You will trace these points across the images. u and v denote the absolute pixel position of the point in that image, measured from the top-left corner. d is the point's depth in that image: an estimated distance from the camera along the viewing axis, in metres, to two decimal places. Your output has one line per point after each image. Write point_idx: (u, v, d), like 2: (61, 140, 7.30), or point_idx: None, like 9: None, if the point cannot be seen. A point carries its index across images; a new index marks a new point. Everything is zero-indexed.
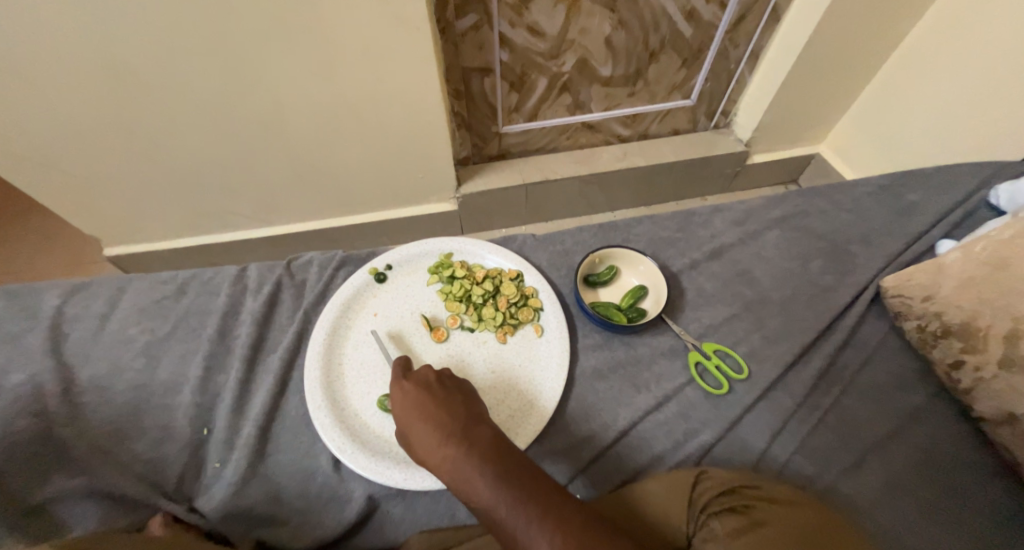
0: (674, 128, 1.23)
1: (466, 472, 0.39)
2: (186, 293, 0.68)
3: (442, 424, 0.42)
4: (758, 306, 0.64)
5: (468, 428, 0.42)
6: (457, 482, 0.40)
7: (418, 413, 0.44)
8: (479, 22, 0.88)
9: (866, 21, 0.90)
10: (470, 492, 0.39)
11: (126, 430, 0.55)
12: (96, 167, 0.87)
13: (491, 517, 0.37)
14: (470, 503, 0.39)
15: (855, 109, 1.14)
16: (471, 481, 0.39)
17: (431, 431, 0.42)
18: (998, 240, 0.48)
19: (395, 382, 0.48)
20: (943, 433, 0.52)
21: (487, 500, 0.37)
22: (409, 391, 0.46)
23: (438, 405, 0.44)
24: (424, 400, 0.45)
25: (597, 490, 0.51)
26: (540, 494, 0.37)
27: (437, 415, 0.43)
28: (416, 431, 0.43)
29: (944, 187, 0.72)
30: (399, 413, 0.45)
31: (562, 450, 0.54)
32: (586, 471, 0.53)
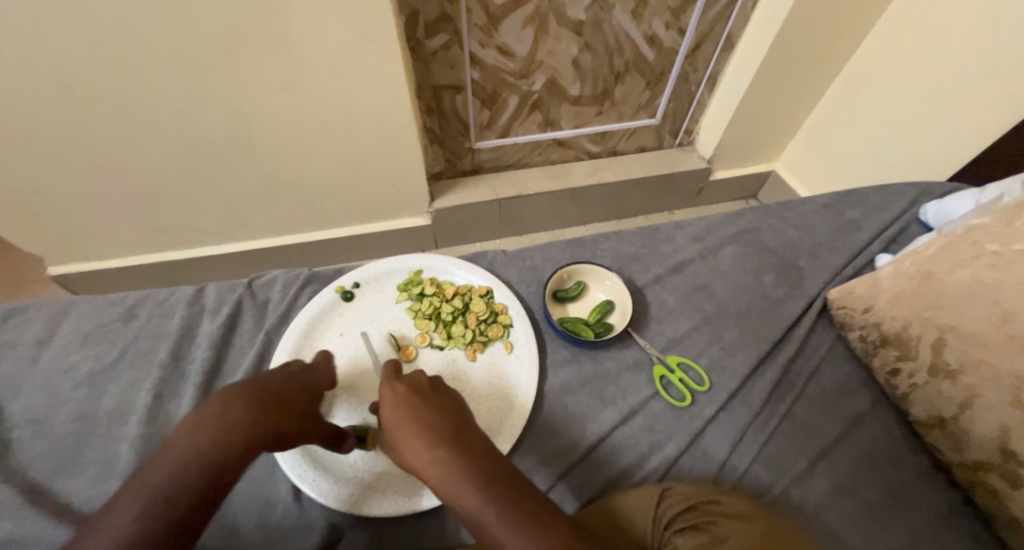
0: (640, 145, 1.27)
1: (457, 476, 0.38)
2: (137, 315, 0.65)
3: (434, 428, 0.41)
4: (717, 319, 0.67)
5: (459, 432, 0.42)
6: (444, 486, 0.38)
7: (408, 415, 0.43)
8: (448, 42, 0.89)
9: (808, 50, 0.98)
10: (458, 497, 0.38)
11: (64, 466, 0.53)
12: (42, 183, 0.83)
13: (477, 524, 0.37)
14: (455, 509, 0.38)
15: (804, 130, 1.22)
16: (460, 487, 0.38)
17: (422, 433, 0.41)
18: (924, 256, 0.53)
19: (383, 383, 0.47)
20: (886, 436, 0.56)
21: (477, 506, 0.37)
22: (400, 392, 0.45)
23: (430, 408, 0.43)
24: (416, 402, 0.44)
25: (577, 497, 0.52)
26: (530, 505, 0.37)
27: (429, 418, 0.42)
28: (404, 433, 0.42)
29: (881, 204, 0.78)
30: (387, 413, 0.44)
31: (540, 460, 0.55)
32: (566, 478, 0.54)
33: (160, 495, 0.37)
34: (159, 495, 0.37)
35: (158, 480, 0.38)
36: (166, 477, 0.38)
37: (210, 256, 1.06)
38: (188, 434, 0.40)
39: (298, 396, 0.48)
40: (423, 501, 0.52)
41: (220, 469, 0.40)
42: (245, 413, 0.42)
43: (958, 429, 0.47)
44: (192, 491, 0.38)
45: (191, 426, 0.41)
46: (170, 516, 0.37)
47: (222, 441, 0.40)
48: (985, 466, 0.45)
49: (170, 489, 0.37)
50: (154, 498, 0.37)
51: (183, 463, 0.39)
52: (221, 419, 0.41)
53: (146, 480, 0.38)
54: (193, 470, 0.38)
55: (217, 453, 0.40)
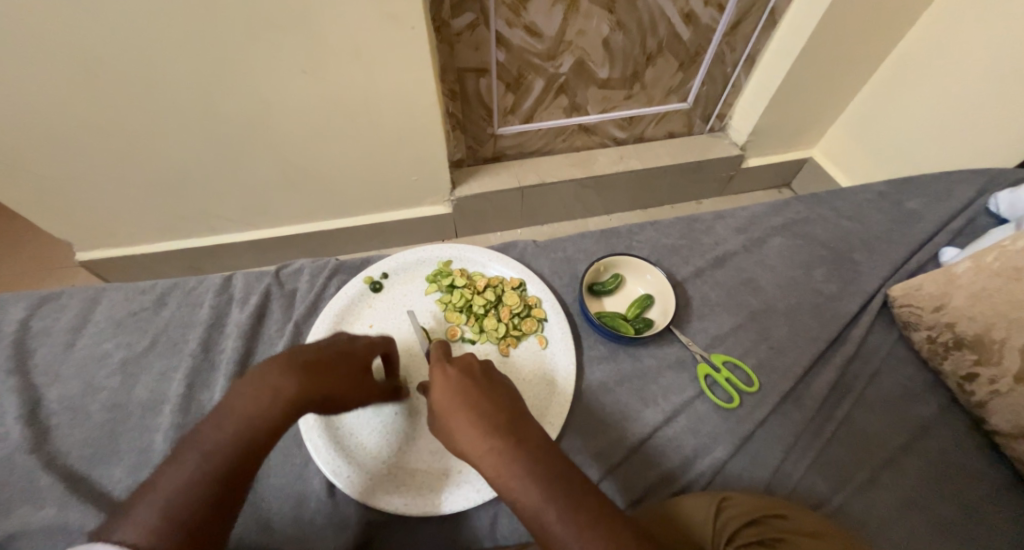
0: (671, 131, 1.22)
1: (515, 471, 0.36)
2: (166, 304, 0.64)
3: (489, 415, 0.39)
4: (765, 316, 0.63)
5: (514, 421, 0.39)
6: (500, 479, 0.36)
7: (460, 400, 0.40)
8: (475, 22, 0.85)
9: (861, 28, 0.91)
10: (517, 493, 0.35)
11: (100, 456, 0.52)
12: (67, 170, 0.82)
13: (536, 523, 0.35)
14: (513, 503, 0.36)
15: (846, 115, 1.14)
16: (519, 481, 0.35)
17: (477, 419, 0.38)
18: (1012, 251, 0.49)
19: (433, 364, 0.44)
20: (955, 446, 0.52)
21: (537, 503, 0.35)
22: (451, 375, 0.42)
23: (483, 393, 0.40)
24: (468, 387, 0.41)
25: (627, 493, 0.50)
26: (593, 507, 0.35)
27: (483, 403, 0.40)
28: (457, 418, 0.39)
29: (942, 195, 0.72)
30: (438, 397, 0.41)
31: (585, 455, 0.53)
32: (614, 473, 0.51)
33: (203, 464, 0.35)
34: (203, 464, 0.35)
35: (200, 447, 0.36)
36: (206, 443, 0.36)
37: (232, 243, 1.06)
38: (224, 401, 0.38)
39: (332, 359, 0.44)
40: (457, 501, 0.50)
41: (257, 440, 0.37)
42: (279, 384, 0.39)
43: None
44: (232, 462, 0.35)
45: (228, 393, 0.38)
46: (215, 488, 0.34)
47: (258, 405, 0.37)
48: None
49: (210, 459, 0.35)
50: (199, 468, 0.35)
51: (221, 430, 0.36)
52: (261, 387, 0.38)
53: (188, 449, 0.36)
54: (230, 440, 0.36)
55: (255, 420, 0.37)
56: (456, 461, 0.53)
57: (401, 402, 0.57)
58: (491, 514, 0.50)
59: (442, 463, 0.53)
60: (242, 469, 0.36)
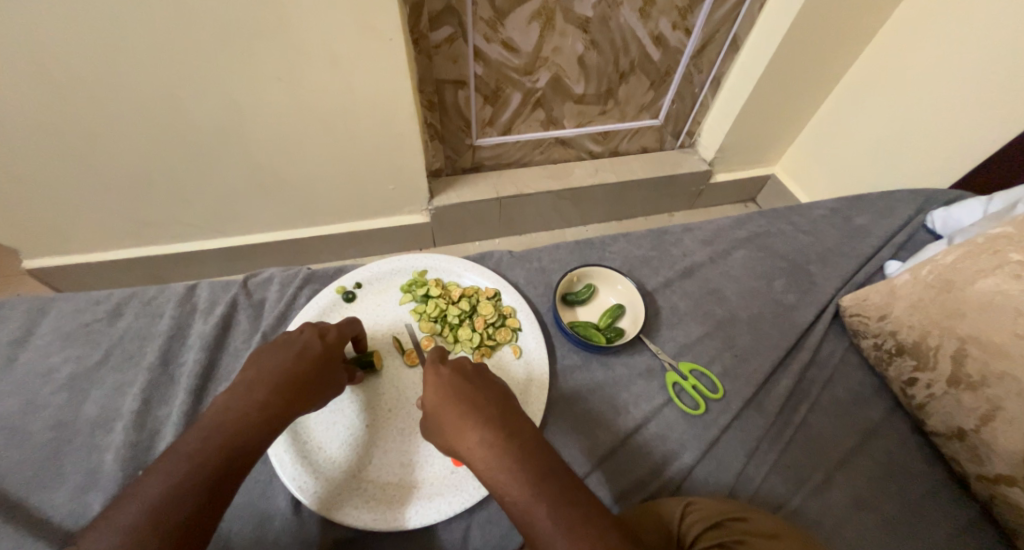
0: (643, 146, 1.26)
1: (506, 465, 0.37)
2: (123, 314, 0.62)
3: (481, 410, 0.41)
4: (729, 324, 0.66)
5: (507, 418, 0.41)
6: (491, 473, 0.38)
7: (454, 397, 0.42)
8: (453, 35, 0.87)
9: (813, 55, 0.98)
10: (506, 486, 0.37)
11: (41, 477, 0.49)
12: (17, 174, 0.78)
13: (526, 519, 0.36)
14: (503, 499, 0.37)
15: (803, 136, 1.22)
16: (508, 474, 0.37)
17: (468, 414, 0.41)
18: (943, 264, 0.53)
19: (428, 365, 0.46)
20: (900, 447, 0.56)
21: (527, 499, 0.36)
22: (441, 374, 0.44)
23: (476, 392, 0.43)
24: (462, 385, 0.43)
25: (609, 489, 0.52)
26: (581, 504, 0.36)
27: (474, 400, 0.42)
28: (449, 415, 0.41)
29: (888, 212, 0.78)
30: (431, 394, 0.43)
31: (567, 456, 0.54)
32: (599, 470, 0.53)
33: (186, 471, 0.37)
34: (185, 470, 0.38)
35: (185, 456, 0.39)
36: (190, 452, 0.39)
37: (198, 251, 1.02)
38: (209, 417, 0.42)
39: (301, 367, 0.48)
40: (427, 514, 0.49)
41: (240, 448, 0.41)
42: (261, 399, 0.44)
43: (979, 441, 0.48)
44: (215, 467, 0.39)
45: (213, 410, 0.43)
46: (198, 492, 0.37)
47: (244, 420, 0.42)
48: (1007, 480, 0.46)
49: (193, 466, 0.38)
50: (181, 475, 0.37)
51: (205, 441, 0.40)
52: (248, 403, 0.43)
53: (172, 460, 0.38)
54: (215, 448, 0.40)
55: (236, 431, 0.41)
56: (428, 474, 0.53)
57: (373, 414, 0.57)
58: (461, 529, 0.50)
59: (413, 476, 0.53)
60: (225, 474, 0.39)
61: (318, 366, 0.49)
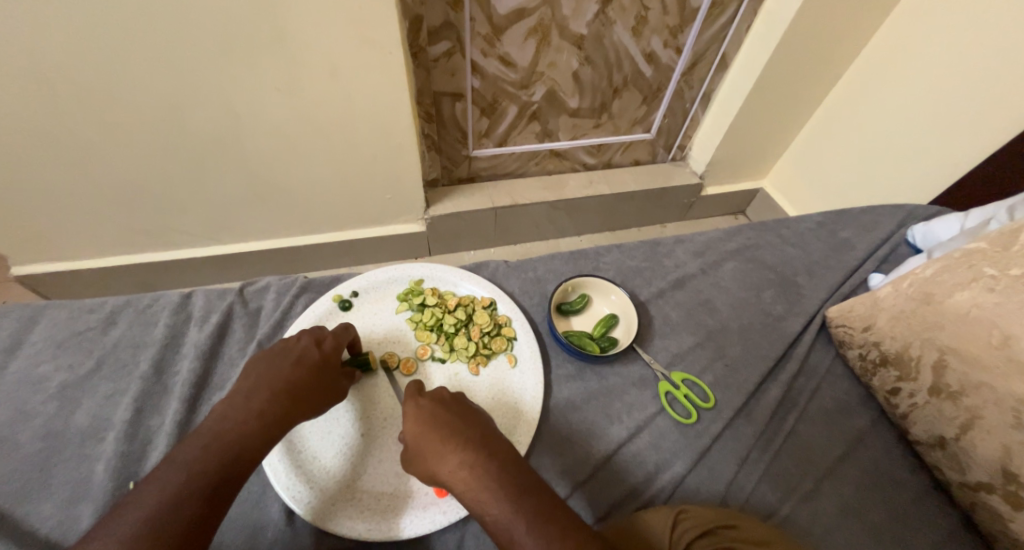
0: (636, 159, 1.29)
1: (487, 485, 0.38)
2: (116, 323, 0.62)
3: (461, 433, 0.42)
4: (720, 334, 0.68)
5: (487, 439, 0.42)
6: (473, 493, 0.39)
7: (434, 423, 0.43)
8: (451, 50, 0.89)
9: (797, 75, 1.02)
10: (486, 505, 0.38)
11: (30, 488, 0.49)
12: (10, 181, 0.78)
13: (508, 537, 0.36)
14: (485, 519, 0.38)
15: (790, 151, 1.25)
16: (489, 494, 0.38)
17: (449, 437, 0.42)
18: (922, 277, 0.55)
19: (407, 396, 0.48)
20: (886, 456, 0.58)
21: (507, 516, 0.37)
22: (421, 403, 0.46)
23: (455, 416, 0.44)
24: (441, 412, 0.44)
25: (595, 506, 0.52)
26: (562, 520, 0.37)
27: (455, 424, 0.43)
28: (430, 440, 0.42)
29: (871, 225, 0.81)
30: (410, 425, 0.44)
31: (555, 470, 0.54)
32: (584, 487, 0.53)
33: (183, 479, 0.38)
34: (183, 478, 0.38)
35: (182, 465, 0.39)
36: (188, 461, 0.39)
37: (192, 259, 1.02)
38: (208, 425, 0.42)
39: (297, 372, 0.48)
40: (418, 525, 0.49)
41: (237, 458, 0.41)
42: (260, 406, 0.45)
43: (959, 449, 0.49)
44: (213, 477, 0.39)
45: (213, 419, 0.43)
46: (196, 502, 0.37)
47: (244, 427, 0.43)
48: (987, 487, 0.47)
49: (193, 475, 0.38)
50: (181, 483, 0.37)
51: (204, 449, 0.40)
52: (247, 410, 0.44)
53: (170, 468, 0.39)
54: (214, 456, 0.40)
55: (236, 439, 0.42)
56: (423, 483, 0.53)
57: (368, 423, 0.57)
58: (457, 537, 0.50)
59: (407, 486, 0.53)
60: (222, 485, 0.39)
61: (315, 370, 0.50)
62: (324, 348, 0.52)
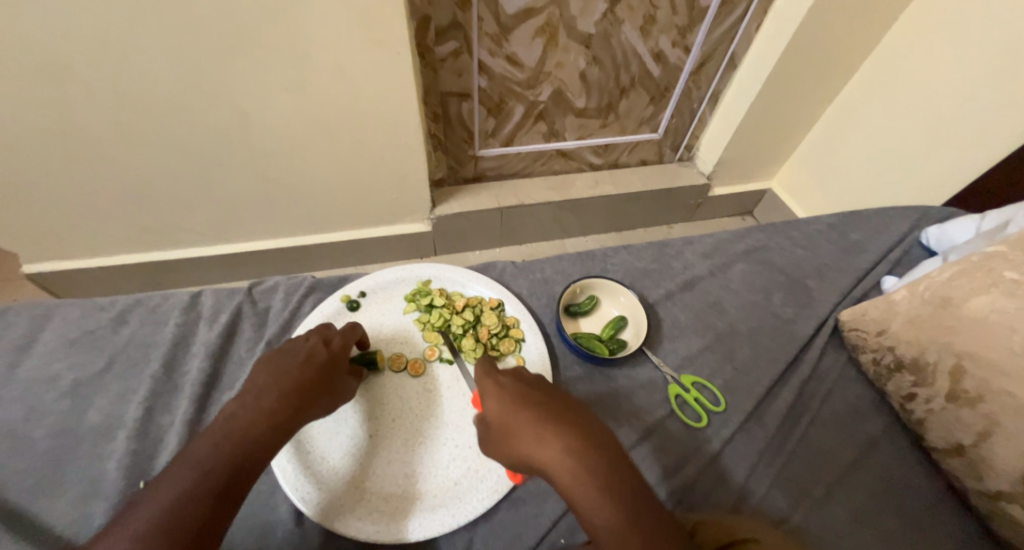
0: (643, 159, 1.28)
1: (576, 465, 0.40)
2: (126, 322, 0.62)
3: (549, 414, 0.44)
4: (730, 337, 0.67)
5: (574, 421, 0.44)
6: (562, 471, 0.40)
7: (521, 403, 0.45)
8: (458, 49, 0.89)
9: (807, 75, 1.01)
10: (583, 487, 0.39)
11: (42, 486, 0.49)
12: (20, 179, 0.78)
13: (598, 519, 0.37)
14: (574, 498, 0.39)
15: (799, 151, 1.24)
16: (578, 474, 0.39)
17: (540, 418, 0.44)
18: (938, 281, 0.55)
19: (489, 378, 0.50)
20: (900, 462, 0.57)
21: (597, 498, 0.38)
22: (506, 384, 0.48)
23: (541, 398, 0.46)
24: (527, 392, 0.47)
25: (660, 458, 0.55)
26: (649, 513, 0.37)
27: (542, 404, 0.45)
28: (523, 419, 0.44)
29: (884, 227, 0.80)
30: (496, 403, 0.47)
31: (621, 421, 0.58)
32: (649, 439, 0.57)
33: (195, 478, 0.38)
34: (194, 477, 0.38)
35: (192, 464, 0.39)
36: (199, 460, 0.39)
37: (199, 258, 1.02)
38: (218, 425, 0.42)
39: (305, 370, 0.48)
40: (426, 527, 0.49)
41: (248, 457, 0.41)
42: (270, 406, 0.44)
43: (977, 456, 0.49)
44: (224, 476, 0.39)
45: (223, 419, 0.43)
46: (207, 502, 0.37)
47: (254, 426, 0.43)
48: (1006, 496, 0.46)
49: (205, 474, 0.38)
50: (192, 482, 0.37)
51: (215, 448, 0.40)
52: (258, 409, 0.44)
53: (181, 467, 0.38)
54: (225, 455, 0.40)
55: (246, 438, 0.42)
56: (432, 485, 0.53)
57: (377, 423, 0.57)
58: (465, 540, 0.50)
59: (416, 488, 0.53)
60: (233, 484, 0.39)
61: (323, 370, 0.49)
62: (331, 347, 0.52)
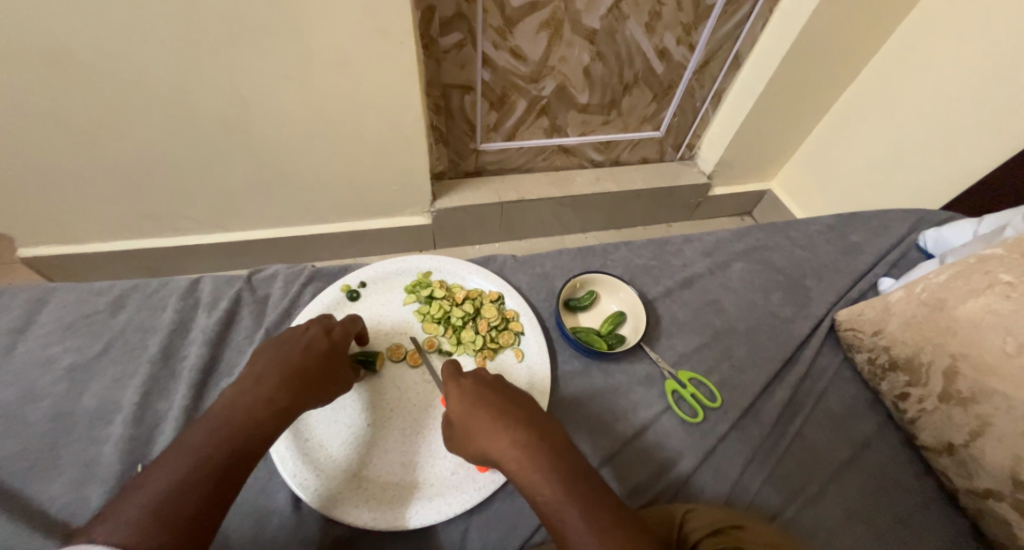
0: (643, 157, 1.28)
1: (536, 466, 0.41)
2: (124, 307, 0.62)
3: (509, 415, 0.45)
4: (727, 335, 0.67)
5: (534, 422, 0.45)
6: (523, 471, 0.41)
7: (480, 405, 0.46)
8: (462, 41, 0.88)
9: (811, 76, 1.01)
10: (538, 487, 0.40)
11: (38, 468, 0.49)
12: (17, 162, 0.77)
13: (556, 517, 0.38)
14: (534, 498, 0.40)
15: (799, 153, 1.25)
16: (540, 474, 0.40)
17: (500, 419, 0.44)
18: (936, 283, 0.55)
19: (449, 380, 0.50)
20: (891, 460, 0.58)
21: (558, 497, 0.38)
22: (466, 385, 0.49)
23: (500, 399, 0.47)
24: (486, 393, 0.47)
25: (637, 474, 0.54)
26: (611, 509, 0.38)
27: (501, 405, 0.46)
28: (481, 422, 0.45)
29: (882, 230, 0.80)
30: (456, 406, 0.47)
31: (595, 432, 0.57)
32: (620, 454, 0.56)
33: (192, 464, 0.38)
34: (190, 463, 0.38)
35: (189, 451, 0.39)
36: (196, 446, 0.39)
37: (198, 246, 1.02)
38: (216, 411, 0.42)
39: (306, 358, 0.48)
40: (422, 516, 0.49)
41: (246, 444, 0.41)
42: (270, 393, 0.45)
43: (968, 456, 0.49)
44: (221, 462, 0.39)
45: (225, 403, 0.43)
46: (204, 487, 0.37)
47: (253, 412, 0.43)
48: (995, 495, 0.47)
49: (202, 461, 0.38)
50: (188, 469, 0.37)
51: (212, 434, 0.40)
52: (256, 396, 0.44)
53: (176, 454, 0.38)
54: (222, 442, 0.40)
55: (245, 424, 0.42)
56: (429, 474, 0.53)
57: (374, 413, 0.57)
58: (460, 531, 0.50)
59: (414, 477, 0.53)
60: (231, 470, 0.39)
61: (324, 360, 0.50)
62: (329, 337, 0.52)
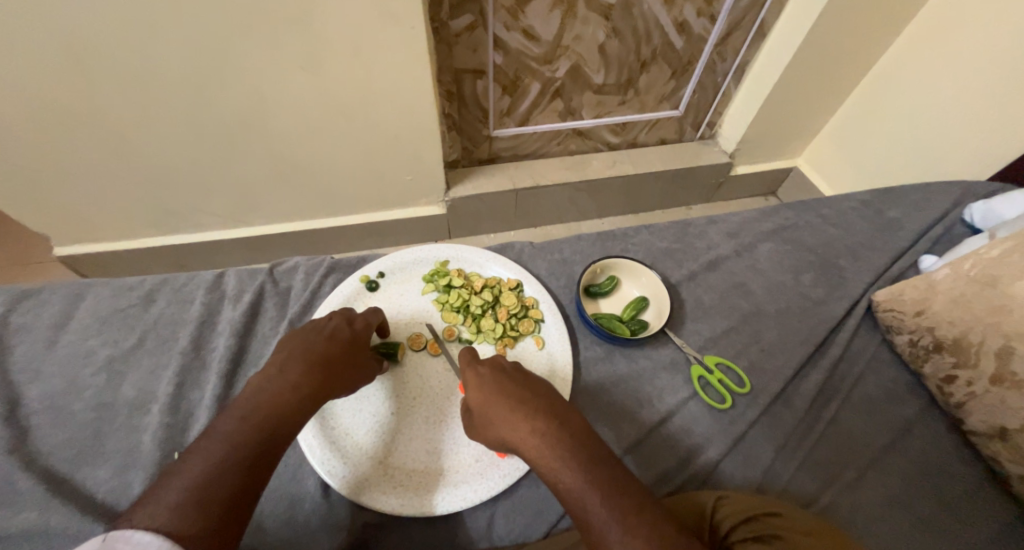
0: (661, 138, 1.24)
1: (555, 453, 0.40)
2: (156, 300, 0.63)
3: (527, 402, 0.44)
4: (756, 318, 0.65)
5: (553, 409, 0.44)
6: (544, 459, 0.40)
7: (498, 392, 0.45)
8: (473, 23, 0.86)
9: (844, 44, 0.95)
10: (559, 475, 0.39)
11: (84, 455, 0.51)
12: (46, 163, 0.79)
13: (579, 504, 0.37)
14: (557, 486, 0.39)
15: (829, 127, 1.18)
16: (562, 461, 0.39)
17: (518, 406, 0.44)
18: (987, 259, 0.51)
19: (468, 369, 0.50)
20: (936, 446, 0.55)
21: (580, 485, 0.38)
22: (484, 373, 0.48)
23: (518, 386, 0.46)
24: (504, 380, 0.47)
25: (665, 460, 0.53)
26: (634, 496, 0.37)
27: (519, 393, 0.45)
28: (499, 409, 0.44)
29: (922, 205, 0.75)
30: (475, 395, 0.47)
31: (619, 419, 0.56)
32: (646, 441, 0.54)
33: (225, 449, 0.38)
34: (224, 448, 0.38)
35: (222, 437, 0.39)
36: (229, 433, 0.39)
37: (221, 241, 1.04)
38: (244, 399, 0.43)
39: (331, 347, 0.49)
40: (449, 502, 0.49)
41: (275, 430, 0.41)
42: (298, 380, 0.45)
43: None
44: (252, 447, 0.39)
45: (251, 392, 0.44)
46: (239, 470, 0.37)
47: (280, 399, 0.43)
48: None
49: (234, 446, 0.39)
50: (222, 453, 0.38)
51: (242, 421, 0.41)
52: (283, 384, 0.44)
53: (209, 440, 0.39)
54: (253, 428, 0.40)
55: (273, 410, 0.42)
56: (455, 461, 0.53)
57: (398, 401, 0.57)
58: (486, 517, 0.50)
59: (440, 464, 0.53)
60: (263, 455, 0.39)
61: (349, 350, 0.50)
62: (351, 327, 0.52)
